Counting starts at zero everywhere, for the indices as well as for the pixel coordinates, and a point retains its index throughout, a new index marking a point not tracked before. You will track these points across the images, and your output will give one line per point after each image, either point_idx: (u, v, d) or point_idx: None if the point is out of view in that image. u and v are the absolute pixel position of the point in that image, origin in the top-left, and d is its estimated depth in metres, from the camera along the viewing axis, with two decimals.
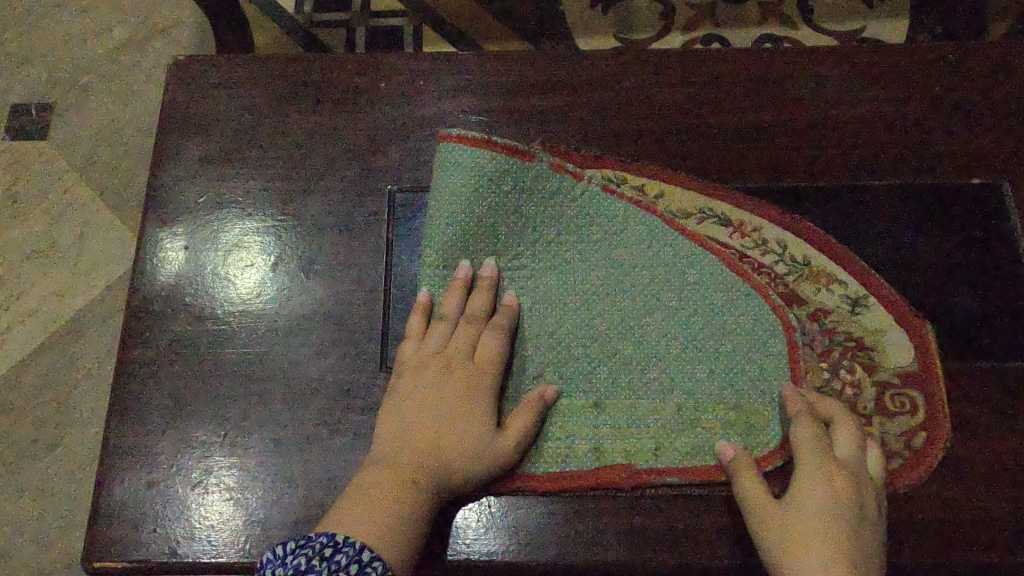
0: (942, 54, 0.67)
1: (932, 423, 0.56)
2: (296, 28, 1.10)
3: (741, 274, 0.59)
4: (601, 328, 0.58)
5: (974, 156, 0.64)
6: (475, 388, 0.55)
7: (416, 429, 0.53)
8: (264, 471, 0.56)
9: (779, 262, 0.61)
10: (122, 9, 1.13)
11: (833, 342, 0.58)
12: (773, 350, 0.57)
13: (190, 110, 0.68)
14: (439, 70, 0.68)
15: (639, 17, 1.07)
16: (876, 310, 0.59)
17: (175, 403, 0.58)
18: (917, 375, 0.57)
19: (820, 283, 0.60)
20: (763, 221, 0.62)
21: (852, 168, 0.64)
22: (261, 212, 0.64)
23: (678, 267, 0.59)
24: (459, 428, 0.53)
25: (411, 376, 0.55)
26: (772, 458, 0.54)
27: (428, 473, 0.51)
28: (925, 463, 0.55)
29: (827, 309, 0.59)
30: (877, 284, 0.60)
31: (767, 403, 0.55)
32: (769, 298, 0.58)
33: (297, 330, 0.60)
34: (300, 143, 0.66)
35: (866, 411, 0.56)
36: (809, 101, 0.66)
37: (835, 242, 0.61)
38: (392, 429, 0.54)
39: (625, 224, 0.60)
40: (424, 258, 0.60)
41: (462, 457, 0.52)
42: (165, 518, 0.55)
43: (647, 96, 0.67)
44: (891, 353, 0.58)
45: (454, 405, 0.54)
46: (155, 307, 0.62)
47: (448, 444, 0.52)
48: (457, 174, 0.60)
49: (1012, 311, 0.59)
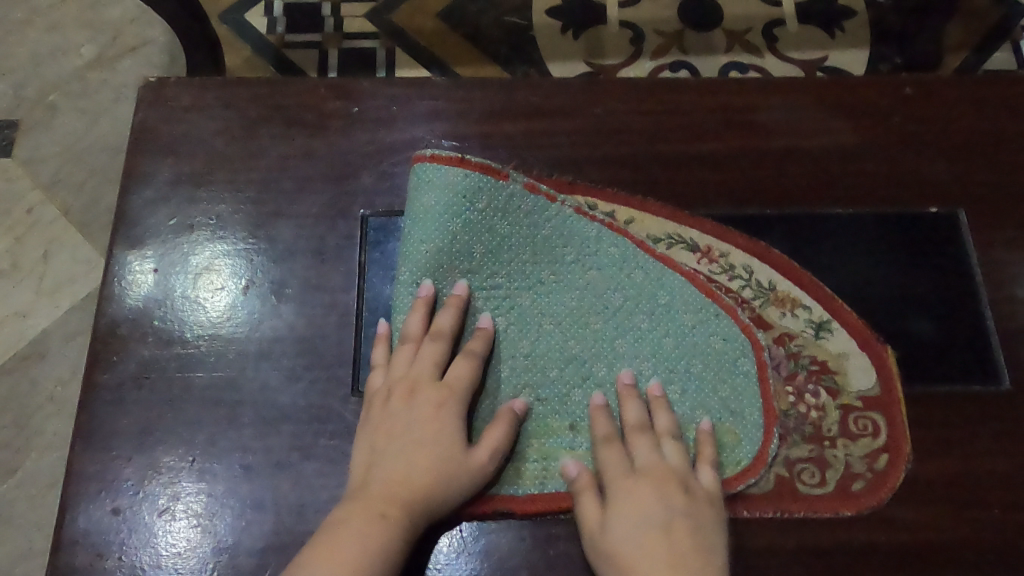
0: (902, 85, 0.67)
1: (893, 446, 0.56)
2: (267, 48, 1.09)
3: (710, 296, 0.58)
4: (573, 352, 0.56)
5: (936, 184, 0.64)
6: (443, 405, 0.53)
7: (387, 458, 0.51)
8: (233, 497, 0.54)
9: (746, 287, 0.60)
10: (91, 26, 1.11)
11: (799, 365, 0.58)
12: (741, 372, 0.56)
13: (159, 132, 0.64)
14: (415, 95, 0.66)
15: (610, 43, 1.09)
16: (841, 334, 0.59)
17: (143, 430, 0.56)
18: (880, 399, 0.57)
19: (785, 308, 0.60)
20: (729, 246, 0.62)
21: (822, 194, 0.64)
22: (233, 232, 0.62)
23: (648, 290, 0.58)
24: (429, 450, 0.51)
25: (382, 408, 0.54)
26: (744, 478, 0.54)
27: (402, 502, 0.49)
28: (887, 484, 0.55)
29: (793, 332, 0.59)
30: (841, 309, 0.60)
31: (737, 424, 0.55)
32: (739, 319, 0.57)
33: (269, 354, 0.58)
34: (273, 167, 0.64)
35: (830, 434, 0.56)
36: (776, 129, 0.66)
37: (800, 267, 0.61)
38: (361, 458, 0.52)
39: (596, 246, 0.58)
40: (398, 278, 0.57)
41: (434, 480, 0.51)
42: (129, 546, 0.53)
43: (618, 123, 0.66)
44: (855, 377, 0.58)
45: (422, 429, 0.52)
46: (122, 331, 0.58)
47: (420, 470, 0.51)
48: (431, 194, 0.57)
49: (974, 337, 0.60)
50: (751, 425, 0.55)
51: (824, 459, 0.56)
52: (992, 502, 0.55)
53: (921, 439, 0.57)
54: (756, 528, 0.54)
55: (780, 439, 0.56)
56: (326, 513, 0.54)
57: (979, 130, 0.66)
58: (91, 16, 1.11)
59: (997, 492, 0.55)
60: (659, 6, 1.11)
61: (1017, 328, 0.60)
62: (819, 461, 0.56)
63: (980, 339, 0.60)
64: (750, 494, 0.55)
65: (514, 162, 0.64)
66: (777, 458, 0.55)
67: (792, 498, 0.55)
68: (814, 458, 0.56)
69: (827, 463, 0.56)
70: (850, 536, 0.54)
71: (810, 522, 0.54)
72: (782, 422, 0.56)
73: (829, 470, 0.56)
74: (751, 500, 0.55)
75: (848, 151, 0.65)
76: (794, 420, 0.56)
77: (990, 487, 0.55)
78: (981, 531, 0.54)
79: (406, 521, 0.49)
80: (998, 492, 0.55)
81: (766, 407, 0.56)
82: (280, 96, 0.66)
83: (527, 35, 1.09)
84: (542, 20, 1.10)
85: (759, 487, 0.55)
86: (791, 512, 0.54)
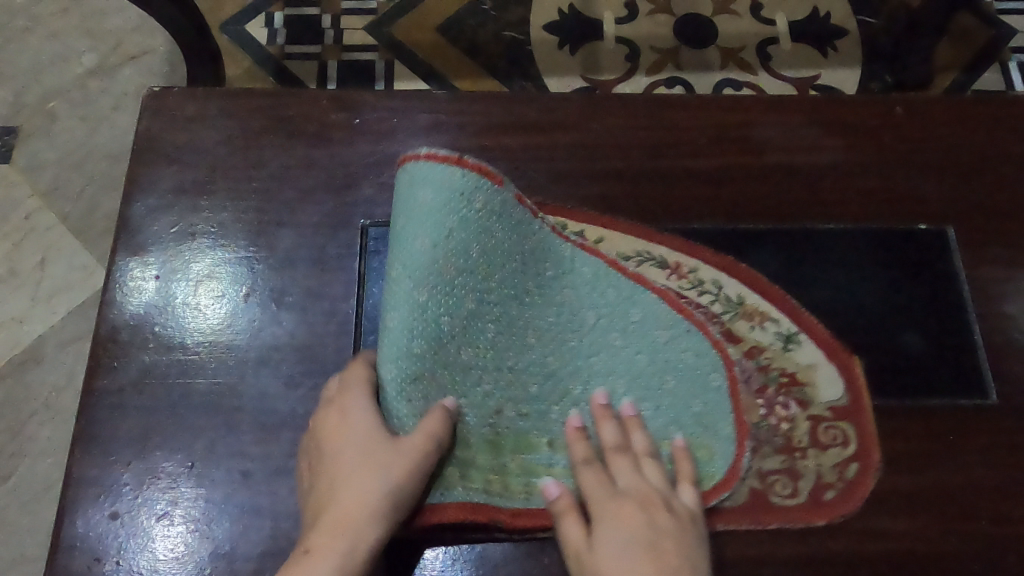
0: (893, 106, 0.69)
1: (862, 454, 0.57)
2: (268, 59, 1.10)
3: (683, 312, 0.59)
4: (552, 368, 0.57)
5: (925, 203, 0.66)
6: (348, 409, 0.52)
7: (317, 491, 0.50)
8: (231, 503, 0.55)
9: (715, 302, 0.61)
10: (92, 35, 1.11)
11: (769, 378, 0.59)
12: (714, 387, 0.57)
13: (162, 140, 0.65)
14: (415, 108, 0.67)
15: (606, 58, 1.10)
16: (809, 346, 0.60)
17: (142, 436, 0.56)
18: (848, 409, 0.58)
19: (753, 321, 0.61)
20: (698, 262, 0.62)
21: (813, 211, 0.65)
22: (234, 241, 0.62)
23: (620, 307, 0.59)
24: (345, 461, 0.50)
25: (310, 450, 0.53)
26: (719, 490, 0.55)
27: (330, 523, 0.48)
28: (859, 492, 0.56)
29: (763, 345, 0.60)
30: (807, 321, 0.61)
31: (710, 438, 0.56)
32: (710, 334, 0.59)
33: (267, 362, 0.58)
34: (274, 177, 0.65)
35: (801, 444, 0.57)
36: (767, 146, 0.67)
37: (767, 281, 0.62)
38: (307, 499, 0.52)
39: (572, 265, 0.59)
40: (391, 276, 0.54)
41: (357, 489, 0.49)
42: (128, 550, 0.53)
43: (613, 138, 0.67)
44: (823, 387, 0.59)
45: (334, 444, 0.51)
46: (122, 337, 0.59)
47: (346, 489, 0.49)
48: (425, 189, 0.55)
49: (963, 352, 0.61)
50: (724, 439, 0.56)
51: (796, 470, 0.57)
52: (979, 514, 0.56)
53: (910, 451, 0.58)
54: (732, 540, 0.55)
55: (752, 451, 0.57)
56: None
57: (969, 151, 0.68)
58: (92, 25, 1.12)
59: (984, 503, 0.56)
60: (655, 24, 1.12)
61: (1003, 343, 0.61)
62: (790, 472, 0.57)
63: (967, 353, 0.61)
64: (725, 508, 0.55)
65: (512, 175, 0.65)
66: (750, 470, 0.56)
67: (765, 510, 0.56)
68: (786, 469, 0.57)
69: (798, 474, 0.57)
70: (839, 546, 0.55)
71: (784, 533, 0.55)
72: (754, 435, 0.57)
73: (801, 480, 0.56)
74: (726, 513, 0.55)
75: (838, 168, 0.67)
76: (766, 432, 0.57)
77: (978, 500, 0.56)
78: (967, 542, 0.55)
79: (338, 540, 0.47)
80: (985, 504, 0.56)
81: (737, 421, 0.57)
82: (283, 107, 0.67)
83: (525, 51, 1.10)
84: (540, 35, 1.11)
85: (732, 500, 0.56)
86: (764, 524, 0.55)
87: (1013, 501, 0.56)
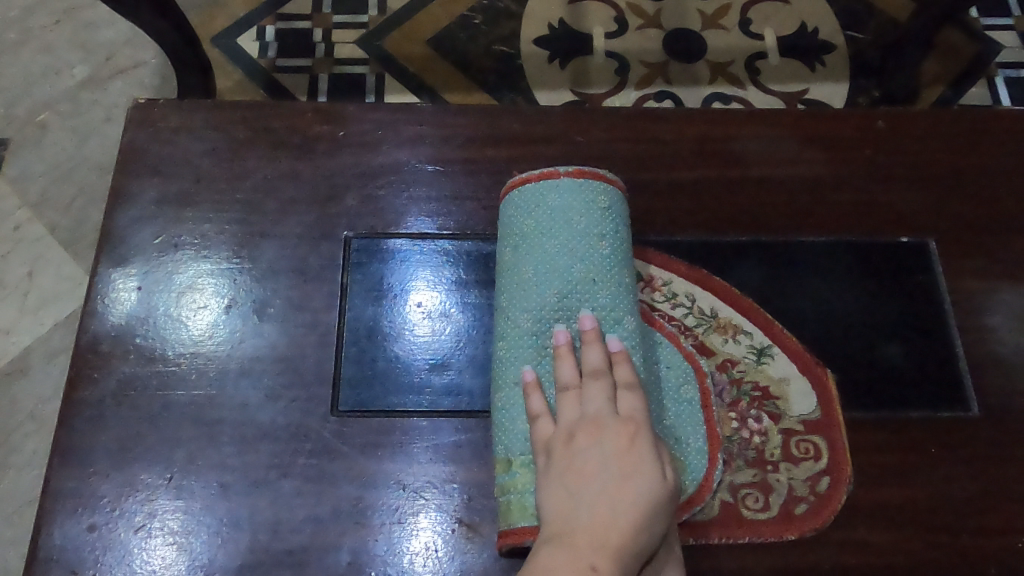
0: (875, 120, 0.69)
1: (834, 469, 0.57)
2: (259, 72, 1.10)
3: (654, 324, 0.59)
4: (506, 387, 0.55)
5: (905, 216, 0.66)
6: (636, 434, 0.48)
7: (585, 492, 0.46)
8: (209, 515, 0.54)
9: (688, 315, 0.61)
10: (84, 47, 1.12)
11: (741, 392, 0.59)
12: (685, 400, 0.57)
13: (147, 152, 0.65)
14: (401, 119, 0.68)
15: (595, 71, 1.11)
16: (783, 360, 0.60)
17: (121, 447, 0.56)
18: (820, 422, 0.58)
19: (727, 334, 0.60)
20: (672, 275, 0.62)
21: (794, 224, 0.65)
22: (218, 252, 0.62)
23: None
24: (628, 484, 0.46)
25: (569, 440, 0.48)
26: (691, 505, 0.54)
27: (616, 548, 0.44)
28: (830, 506, 0.56)
29: (735, 358, 0.60)
30: (779, 334, 0.61)
31: (682, 452, 0.55)
32: (682, 346, 0.59)
33: (249, 373, 0.58)
34: (258, 188, 0.65)
35: (772, 458, 0.57)
36: (748, 159, 0.68)
37: (740, 294, 0.62)
38: (555, 498, 0.47)
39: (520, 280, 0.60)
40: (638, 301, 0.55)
41: (635, 519, 0.45)
42: (105, 563, 0.53)
43: (599, 151, 0.67)
44: (796, 402, 0.59)
45: (618, 461, 0.47)
46: (103, 347, 0.59)
47: (620, 507, 0.45)
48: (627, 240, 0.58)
49: (944, 366, 0.61)
50: (696, 451, 0.55)
51: (767, 484, 0.56)
52: (963, 527, 0.56)
53: (890, 463, 0.58)
54: (704, 553, 0.55)
55: (724, 464, 0.56)
56: (302, 532, 0.54)
57: (950, 164, 0.68)
58: (84, 37, 1.12)
59: (965, 516, 0.56)
60: (644, 38, 1.13)
61: (985, 355, 0.62)
62: (762, 486, 0.56)
63: (949, 367, 0.61)
64: (695, 522, 0.55)
65: (496, 189, 0.66)
66: (722, 483, 0.56)
67: (737, 524, 0.55)
68: (757, 482, 0.56)
69: (770, 487, 0.56)
70: (821, 557, 0.55)
71: (753, 548, 0.55)
72: (726, 448, 0.57)
73: (772, 494, 0.56)
74: (698, 527, 0.55)
75: (818, 180, 0.67)
76: (738, 445, 0.57)
77: (960, 512, 0.56)
78: (946, 555, 0.55)
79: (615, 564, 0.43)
80: (968, 516, 0.56)
81: (710, 434, 0.56)
82: (268, 118, 0.67)
83: (515, 64, 1.11)
84: (529, 49, 1.12)
85: (703, 514, 0.55)
86: (736, 538, 0.55)
87: (996, 516, 0.56)
